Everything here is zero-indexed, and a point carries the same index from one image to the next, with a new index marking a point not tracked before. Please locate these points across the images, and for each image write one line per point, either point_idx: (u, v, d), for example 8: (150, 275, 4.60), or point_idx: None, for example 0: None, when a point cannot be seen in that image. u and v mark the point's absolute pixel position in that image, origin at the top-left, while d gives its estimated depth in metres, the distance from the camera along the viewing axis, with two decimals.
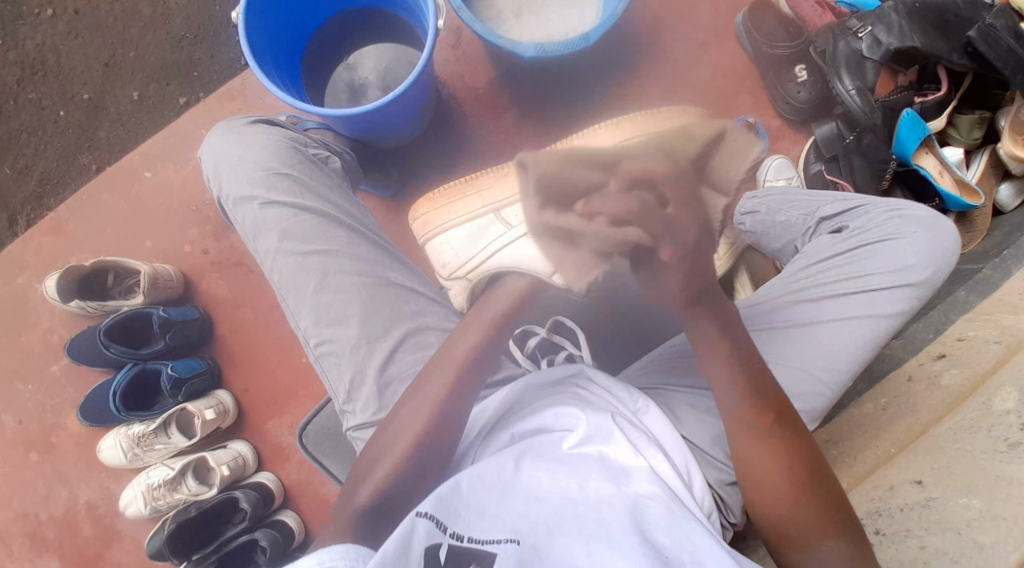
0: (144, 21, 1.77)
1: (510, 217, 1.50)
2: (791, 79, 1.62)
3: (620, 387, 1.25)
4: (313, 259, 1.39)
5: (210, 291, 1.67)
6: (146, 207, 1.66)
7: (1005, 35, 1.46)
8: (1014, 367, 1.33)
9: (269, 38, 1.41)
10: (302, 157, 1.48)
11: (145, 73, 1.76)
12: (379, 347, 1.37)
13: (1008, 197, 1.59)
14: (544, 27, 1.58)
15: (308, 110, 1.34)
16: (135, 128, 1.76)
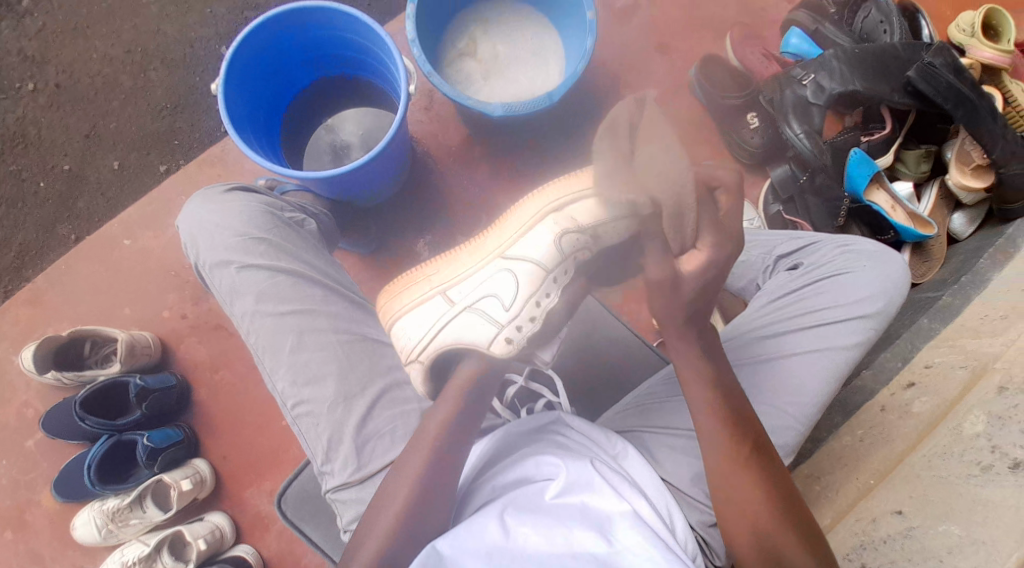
0: (126, 94, 1.79)
1: (462, 291, 1.32)
2: (744, 127, 1.69)
3: (598, 432, 1.30)
4: (289, 319, 1.41)
5: (189, 356, 1.66)
6: (123, 274, 1.66)
7: (944, 71, 1.54)
8: (980, 391, 1.36)
9: (247, 104, 1.44)
10: (278, 221, 1.50)
11: (126, 143, 1.77)
12: (356, 405, 1.38)
13: (962, 225, 1.66)
14: (511, 89, 1.63)
15: (284, 173, 1.39)
16: (115, 197, 1.77)
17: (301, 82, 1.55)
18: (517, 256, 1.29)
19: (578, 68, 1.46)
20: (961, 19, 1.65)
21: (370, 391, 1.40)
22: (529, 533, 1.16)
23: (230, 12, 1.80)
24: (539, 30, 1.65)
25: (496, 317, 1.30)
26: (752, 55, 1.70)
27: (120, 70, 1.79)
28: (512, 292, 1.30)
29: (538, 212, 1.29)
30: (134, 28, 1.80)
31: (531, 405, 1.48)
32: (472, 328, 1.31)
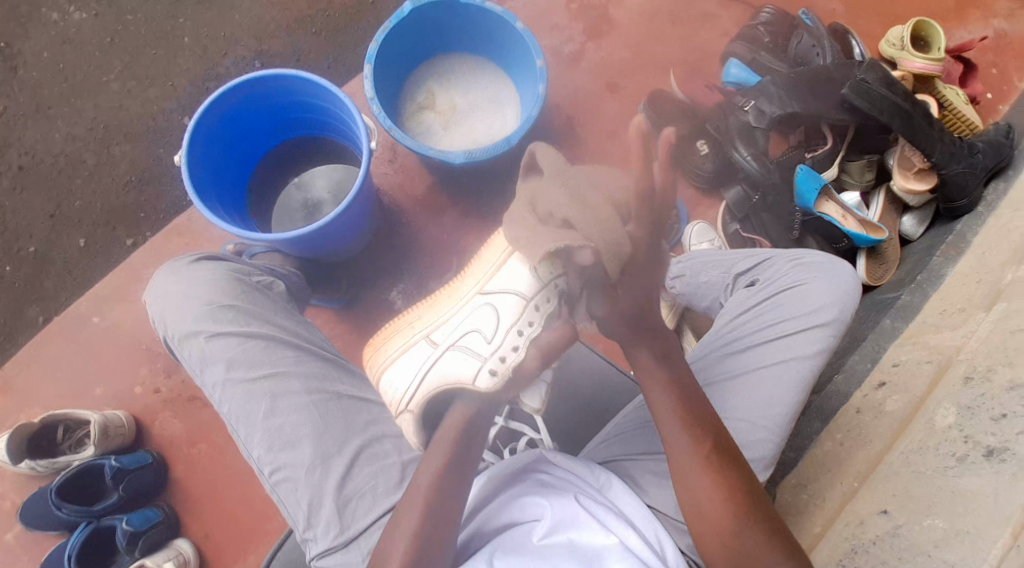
0: (89, 170, 1.77)
1: (444, 333, 1.32)
2: (694, 153, 1.74)
3: (582, 466, 1.30)
4: (262, 385, 1.39)
5: (165, 431, 1.63)
6: (93, 353, 1.63)
7: (876, 85, 1.58)
8: (946, 385, 1.40)
9: (215, 170, 1.46)
10: (246, 286, 1.48)
11: (91, 220, 1.76)
12: (334, 466, 1.37)
13: (912, 225, 1.74)
14: (470, 136, 1.68)
15: (252, 237, 1.39)
16: (82, 274, 1.74)
17: (272, 143, 1.58)
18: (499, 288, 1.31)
19: (532, 112, 1.50)
20: (891, 33, 1.76)
21: (348, 449, 1.38)
22: None
23: (191, 83, 1.80)
24: (495, 79, 1.69)
25: (477, 350, 1.29)
26: (697, 89, 1.80)
27: (83, 148, 1.78)
28: (491, 326, 1.30)
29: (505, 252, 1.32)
30: (96, 106, 1.79)
31: (514, 446, 1.50)
32: (459, 366, 1.29)
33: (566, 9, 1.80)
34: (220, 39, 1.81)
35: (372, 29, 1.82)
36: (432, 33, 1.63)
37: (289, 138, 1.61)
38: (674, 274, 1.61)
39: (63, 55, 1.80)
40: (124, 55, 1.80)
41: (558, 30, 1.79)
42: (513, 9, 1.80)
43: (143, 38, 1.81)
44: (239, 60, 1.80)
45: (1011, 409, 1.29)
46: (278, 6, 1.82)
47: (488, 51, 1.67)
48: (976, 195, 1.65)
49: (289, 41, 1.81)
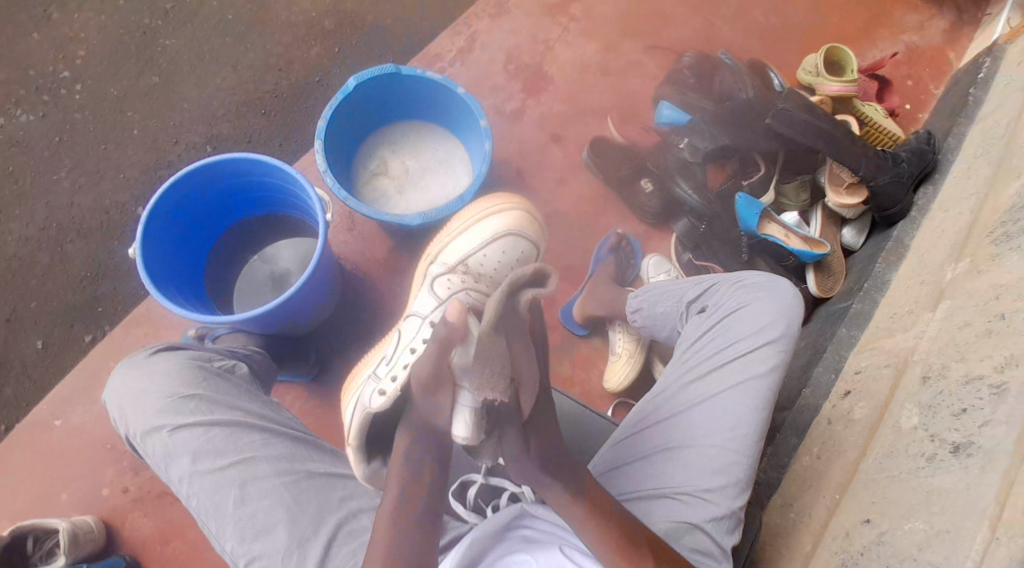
0: (43, 271, 1.76)
1: (369, 367, 1.40)
2: (639, 192, 1.78)
3: (564, 519, 1.29)
4: (229, 472, 1.34)
5: (137, 532, 1.57)
6: (57, 458, 1.58)
7: (797, 112, 1.66)
8: (905, 388, 1.43)
9: (169, 266, 1.50)
10: (207, 374, 1.43)
11: (48, 320, 1.73)
12: (312, 548, 1.32)
13: (852, 237, 1.78)
14: (424, 196, 1.70)
15: (208, 321, 1.39)
16: (41, 376, 1.70)
17: (228, 224, 1.62)
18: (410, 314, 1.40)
19: (482, 170, 1.54)
20: (806, 63, 1.87)
21: (323, 529, 1.34)
22: None
23: (142, 173, 1.82)
24: (445, 142, 1.73)
25: (382, 375, 1.34)
26: (634, 131, 1.87)
27: (37, 247, 1.77)
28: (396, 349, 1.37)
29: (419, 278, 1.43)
30: (47, 205, 1.80)
31: (496, 502, 1.44)
32: (366, 394, 1.32)
33: (503, 69, 1.86)
34: (169, 128, 1.84)
35: (318, 108, 1.87)
36: (379, 104, 1.67)
37: (247, 216, 1.65)
38: (633, 308, 1.61)
39: (13, 158, 1.83)
40: (73, 154, 1.83)
41: (498, 91, 1.85)
42: (452, 75, 1.86)
43: (91, 134, 1.84)
44: (191, 146, 1.84)
45: (970, 404, 1.31)
46: (225, 91, 1.87)
47: (432, 115, 1.71)
48: (907, 202, 1.69)
49: (238, 124, 1.85)
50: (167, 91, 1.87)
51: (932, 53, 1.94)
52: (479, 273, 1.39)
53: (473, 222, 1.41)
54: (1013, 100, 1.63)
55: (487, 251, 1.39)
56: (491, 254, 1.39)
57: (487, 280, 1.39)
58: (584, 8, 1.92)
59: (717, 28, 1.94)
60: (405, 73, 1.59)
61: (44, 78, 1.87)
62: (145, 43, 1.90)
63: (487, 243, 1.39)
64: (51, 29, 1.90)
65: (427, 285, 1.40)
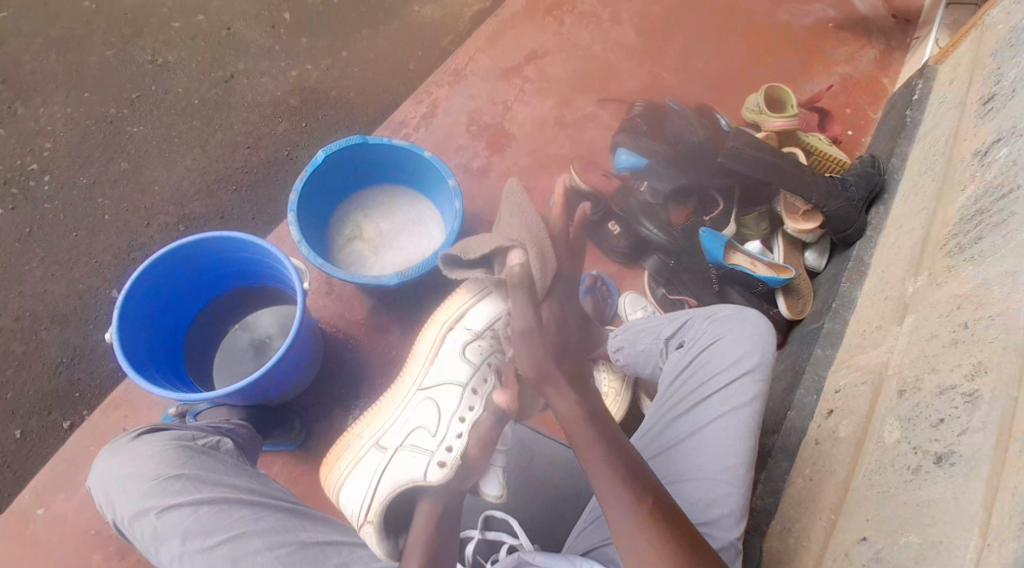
0: (18, 360, 1.74)
1: (389, 441, 1.48)
2: (607, 236, 1.84)
3: (563, 561, 1.29)
4: (220, 550, 1.28)
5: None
6: (42, 549, 1.55)
7: (745, 149, 1.73)
8: (885, 401, 1.45)
9: (148, 346, 1.50)
10: (192, 452, 1.38)
11: (24, 409, 1.70)
12: None
13: (815, 259, 1.83)
14: (401, 257, 1.73)
15: (189, 398, 1.38)
16: (21, 467, 1.67)
17: (209, 298, 1.63)
18: (434, 389, 1.51)
19: (454, 227, 1.58)
20: (750, 101, 1.94)
21: None
22: None
23: (116, 257, 1.82)
24: (414, 203, 1.77)
25: (425, 445, 1.46)
26: (595, 177, 1.89)
27: (11, 338, 1.76)
28: (435, 422, 1.48)
29: (437, 347, 1.55)
30: (20, 295, 1.79)
31: (495, 557, 1.41)
32: (411, 464, 1.43)
33: (465, 130, 1.92)
34: (140, 211, 1.86)
35: (288, 180, 1.90)
36: (347, 173, 1.71)
37: (228, 290, 1.66)
38: (614, 347, 1.61)
39: None
40: (44, 243, 1.83)
41: (463, 150, 1.91)
42: (417, 141, 1.91)
43: (61, 222, 1.85)
44: (163, 226, 1.85)
45: (947, 414, 1.33)
46: (194, 171, 1.90)
47: (403, 179, 1.76)
48: (861, 222, 1.75)
49: (210, 201, 1.88)
50: (135, 176, 1.89)
51: (868, 82, 2.05)
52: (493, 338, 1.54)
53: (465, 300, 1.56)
54: (948, 118, 1.72)
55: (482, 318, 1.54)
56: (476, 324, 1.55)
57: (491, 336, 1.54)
58: (537, 68, 2.00)
59: (664, 77, 2.03)
60: (372, 143, 1.63)
61: (12, 171, 1.89)
62: (112, 132, 1.93)
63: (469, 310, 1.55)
64: (17, 124, 1.93)
65: (455, 357, 1.53)
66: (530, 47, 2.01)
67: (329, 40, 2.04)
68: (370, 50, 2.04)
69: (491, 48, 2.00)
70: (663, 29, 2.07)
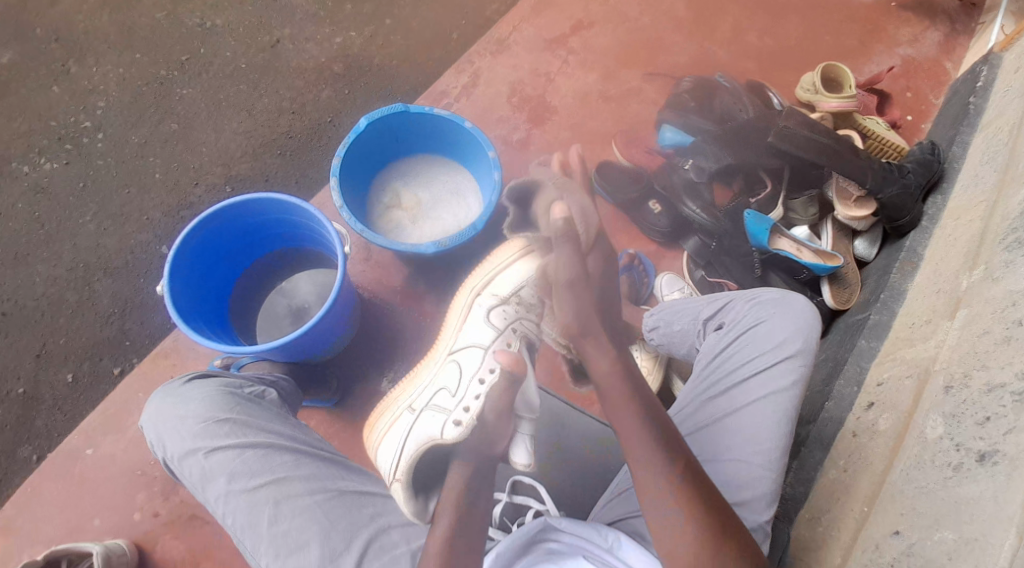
0: (72, 308, 1.78)
1: (418, 401, 1.46)
2: (647, 213, 1.80)
3: (588, 528, 1.28)
4: (262, 492, 1.30)
5: (166, 556, 1.57)
6: (89, 486, 1.59)
7: (799, 130, 1.69)
8: (929, 396, 1.41)
9: (196, 300, 1.51)
10: (239, 398, 1.39)
11: (76, 355, 1.75)
12: (344, 562, 1.28)
13: (865, 249, 1.77)
14: (439, 226, 1.73)
15: (234, 350, 1.39)
16: (72, 409, 1.72)
17: (252, 256, 1.65)
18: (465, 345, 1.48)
19: (493, 197, 1.56)
20: (804, 80, 1.89)
21: (354, 548, 1.29)
22: None
23: (166, 214, 1.85)
24: (455, 174, 1.76)
25: (444, 405, 1.42)
26: (638, 154, 1.85)
27: (64, 287, 1.80)
28: (456, 381, 1.45)
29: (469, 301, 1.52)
30: (74, 247, 1.83)
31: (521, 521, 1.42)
32: (432, 425, 1.40)
33: (507, 102, 1.89)
34: (189, 171, 1.88)
35: (331, 146, 1.91)
36: (388, 142, 1.70)
37: (270, 251, 1.67)
38: (649, 327, 1.59)
39: (39, 204, 1.86)
40: (97, 196, 1.86)
41: (504, 122, 1.88)
42: (458, 110, 1.89)
43: (114, 179, 1.87)
44: (210, 186, 1.87)
45: (993, 412, 1.29)
46: (241, 134, 1.91)
47: (444, 148, 1.74)
48: (916, 211, 1.69)
49: (255, 164, 1.89)
50: (185, 137, 1.91)
51: (930, 65, 1.97)
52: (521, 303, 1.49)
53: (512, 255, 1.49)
54: (1013, 107, 1.66)
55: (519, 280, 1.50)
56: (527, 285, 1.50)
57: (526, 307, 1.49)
58: (582, 39, 1.96)
59: (715, 54, 1.98)
60: (414, 111, 1.62)
61: (66, 127, 1.91)
62: (163, 94, 1.94)
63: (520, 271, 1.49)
64: (71, 81, 1.95)
65: (479, 322, 1.48)
66: (575, 18, 1.97)
67: (374, 6, 2.03)
68: (415, 18, 2.02)
69: (538, 18, 1.96)
70: (716, 5, 2.02)
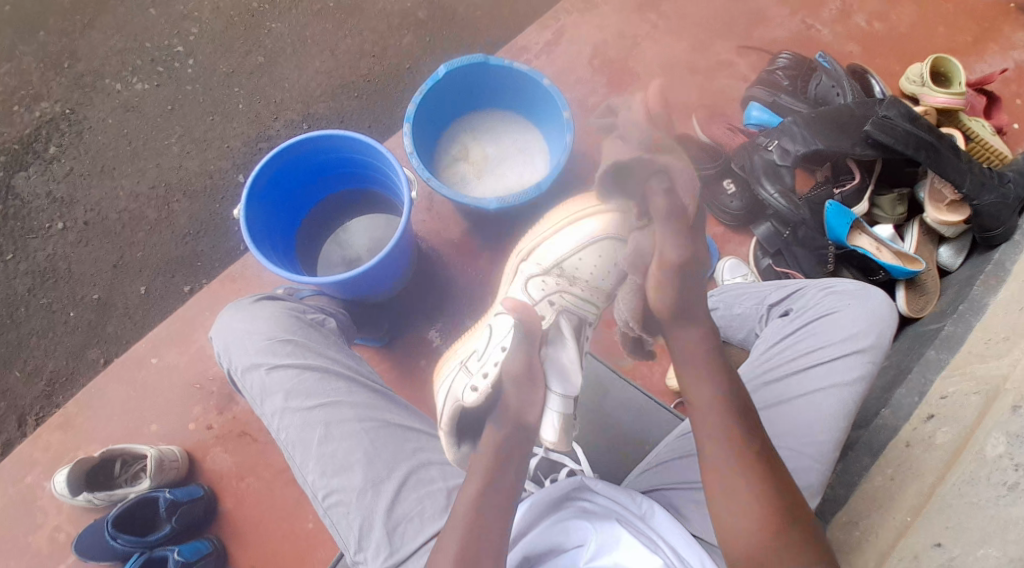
0: (150, 224, 1.85)
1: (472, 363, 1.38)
2: (721, 192, 1.75)
3: (623, 493, 1.29)
4: (316, 412, 1.34)
5: (215, 466, 1.63)
6: (150, 393, 1.66)
7: (898, 121, 1.60)
8: (996, 413, 1.36)
9: (266, 225, 1.54)
10: (301, 322, 1.43)
11: (151, 268, 1.82)
12: (384, 490, 1.31)
13: (950, 257, 1.71)
14: (503, 183, 1.74)
15: (301, 279, 1.41)
16: (142, 319, 1.79)
17: (321, 193, 1.68)
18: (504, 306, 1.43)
19: (562, 159, 1.54)
20: (911, 71, 1.81)
21: (396, 476, 1.32)
22: None
23: (245, 144, 1.89)
24: (522, 132, 1.75)
25: (473, 367, 1.37)
26: (718, 131, 1.82)
27: (145, 203, 1.86)
28: (488, 343, 1.39)
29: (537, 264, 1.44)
30: (158, 166, 1.88)
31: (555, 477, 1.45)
32: (456, 384, 1.36)
33: (589, 64, 1.86)
34: (271, 105, 1.91)
35: (409, 93, 1.92)
36: (462, 92, 1.69)
37: (335, 191, 1.70)
38: (706, 307, 1.54)
39: (128, 121, 1.91)
40: (183, 120, 1.91)
41: (583, 84, 1.85)
42: (539, 67, 1.87)
43: (201, 105, 1.92)
44: (289, 122, 1.90)
45: None
46: (323, 73, 1.93)
47: (518, 105, 1.73)
48: (1011, 224, 1.62)
49: (333, 104, 1.91)
50: (270, 70, 1.93)
51: None
52: (575, 276, 1.42)
53: (572, 221, 1.43)
54: None
55: (583, 255, 1.41)
56: (587, 259, 1.41)
57: (583, 283, 1.42)
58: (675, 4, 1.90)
59: (814, 35, 1.90)
60: (494, 63, 1.61)
61: (159, 50, 1.95)
62: (252, 26, 1.96)
63: (582, 245, 1.41)
64: (168, 6, 1.98)
65: (519, 286, 1.44)
66: None
67: None
68: None
69: None
70: None
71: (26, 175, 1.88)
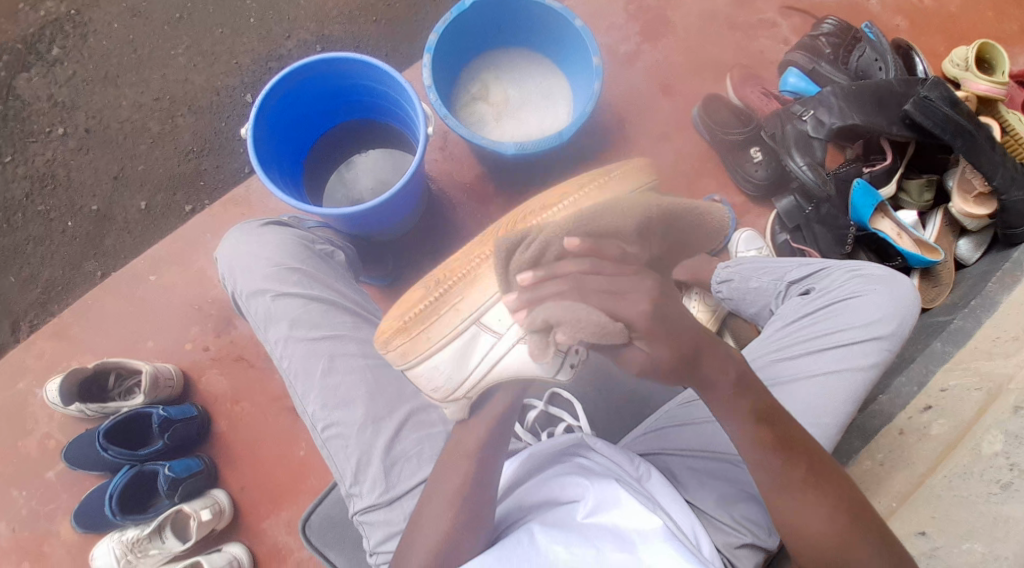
0: (153, 138, 1.79)
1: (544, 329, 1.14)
2: (747, 161, 1.70)
3: (621, 454, 1.28)
4: (321, 344, 1.31)
5: (210, 388, 1.62)
6: (147, 310, 1.63)
7: (940, 104, 1.55)
8: (996, 411, 1.35)
9: (274, 150, 1.48)
10: (311, 252, 1.39)
11: (153, 184, 1.78)
12: (384, 428, 1.29)
13: (968, 251, 1.67)
14: (519, 128, 1.68)
15: (309, 209, 1.36)
16: (141, 234, 1.76)
17: (328, 122, 1.62)
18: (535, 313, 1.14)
19: (585, 108, 1.48)
20: (957, 54, 1.75)
21: (394, 418, 1.30)
22: (561, 550, 1.15)
23: (255, 62, 1.82)
24: (544, 75, 1.69)
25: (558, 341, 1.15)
26: (752, 94, 1.73)
27: (149, 115, 1.80)
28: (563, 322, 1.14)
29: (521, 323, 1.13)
30: (162, 77, 1.81)
31: (550, 431, 1.45)
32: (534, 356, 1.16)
33: (623, 9, 1.79)
34: (284, 22, 1.83)
35: (429, 24, 1.84)
36: (487, 26, 1.62)
37: (340, 123, 1.64)
38: (722, 278, 1.49)
39: (134, 27, 1.83)
40: (192, 30, 1.83)
41: (615, 30, 1.78)
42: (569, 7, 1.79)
43: (210, 14, 1.83)
44: (301, 42, 1.83)
45: None
46: None
47: (543, 45, 1.66)
48: None
49: (350, 27, 1.83)
50: None
51: None
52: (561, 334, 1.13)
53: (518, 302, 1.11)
54: None
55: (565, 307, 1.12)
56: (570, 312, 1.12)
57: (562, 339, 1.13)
58: None
59: (858, 3, 1.83)
60: None
61: None
62: None
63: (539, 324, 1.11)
64: None
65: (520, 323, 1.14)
66: None
67: None
68: None
69: None
70: None
71: (27, 76, 1.80)
